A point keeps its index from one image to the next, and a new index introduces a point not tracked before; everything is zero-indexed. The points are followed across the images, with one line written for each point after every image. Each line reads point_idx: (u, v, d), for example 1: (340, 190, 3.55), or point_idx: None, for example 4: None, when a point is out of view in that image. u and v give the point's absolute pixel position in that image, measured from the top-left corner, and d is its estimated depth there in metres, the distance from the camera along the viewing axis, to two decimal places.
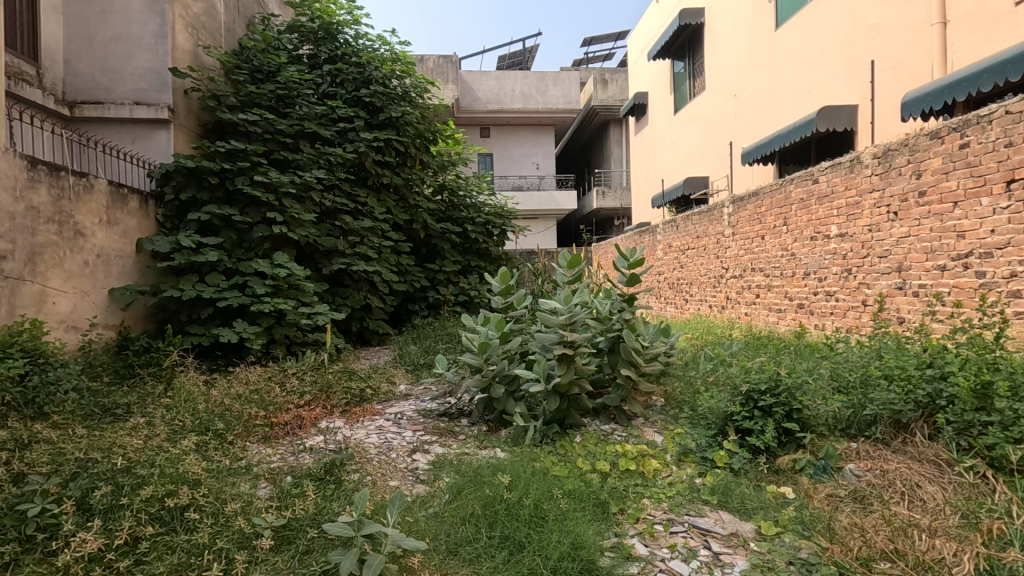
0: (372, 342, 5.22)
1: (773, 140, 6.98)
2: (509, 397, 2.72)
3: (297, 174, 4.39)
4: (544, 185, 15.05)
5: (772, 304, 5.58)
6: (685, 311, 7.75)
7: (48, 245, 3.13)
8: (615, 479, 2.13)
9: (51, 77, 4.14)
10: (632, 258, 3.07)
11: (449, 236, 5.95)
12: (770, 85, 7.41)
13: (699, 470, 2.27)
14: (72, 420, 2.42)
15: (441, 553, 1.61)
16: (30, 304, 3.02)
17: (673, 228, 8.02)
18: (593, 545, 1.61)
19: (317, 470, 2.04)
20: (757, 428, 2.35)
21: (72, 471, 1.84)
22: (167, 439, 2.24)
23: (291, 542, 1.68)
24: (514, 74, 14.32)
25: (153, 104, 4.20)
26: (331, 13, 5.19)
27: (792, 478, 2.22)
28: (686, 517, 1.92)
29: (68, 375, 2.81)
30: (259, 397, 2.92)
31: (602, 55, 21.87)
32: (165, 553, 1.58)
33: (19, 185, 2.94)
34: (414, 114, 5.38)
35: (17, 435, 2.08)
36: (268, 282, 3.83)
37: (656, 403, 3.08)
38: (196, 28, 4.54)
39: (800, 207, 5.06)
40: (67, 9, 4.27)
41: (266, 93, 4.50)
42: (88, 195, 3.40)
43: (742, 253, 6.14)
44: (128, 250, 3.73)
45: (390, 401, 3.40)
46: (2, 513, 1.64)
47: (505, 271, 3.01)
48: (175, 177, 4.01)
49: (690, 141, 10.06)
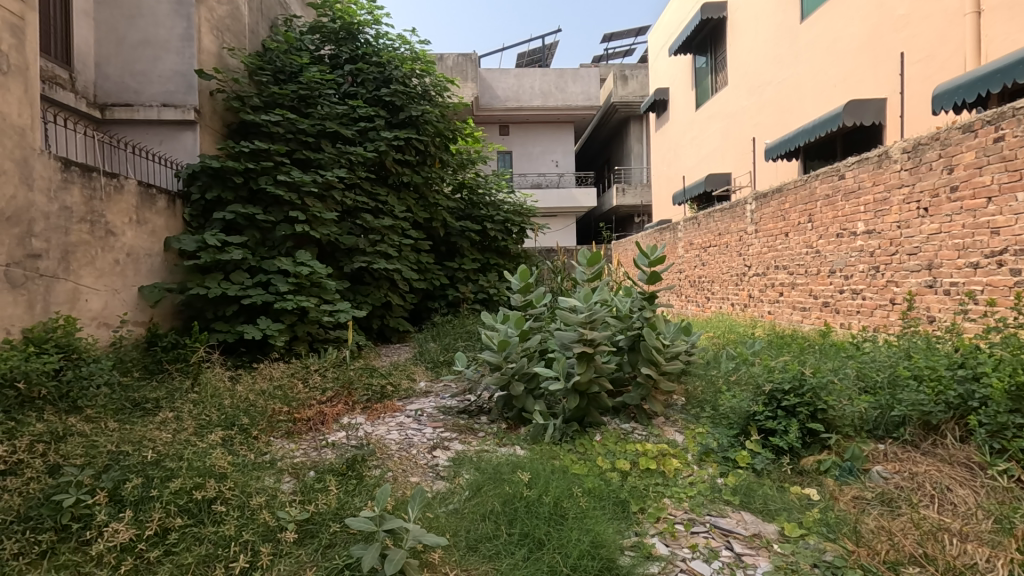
0: (392, 339, 5.28)
1: (798, 135, 6.85)
2: (528, 394, 2.73)
3: (319, 173, 4.45)
4: (564, 182, 14.98)
5: (796, 302, 5.48)
6: (707, 309, 7.67)
7: (81, 244, 3.22)
8: (635, 478, 2.12)
9: (82, 81, 4.26)
10: (653, 256, 3.04)
11: (468, 234, 5.97)
12: (794, 79, 7.27)
13: (721, 470, 2.23)
14: (104, 414, 2.50)
15: (460, 549, 1.62)
16: (64, 301, 3.11)
17: (694, 225, 7.92)
18: (613, 544, 1.60)
19: (340, 466, 2.07)
20: (780, 429, 2.31)
21: (104, 463, 1.90)
22: (195, 433, 2.30)
23: (314, 536, 1.70)
24: (533, 72, 14.31)
25: (180, 105, 4.29)
26: (352, 14, 5.25)
27: (817, 479, 2.18)
28: (708, 517, 1.90)
29: (101, 370, 2.89)
30: (282, 392, 2.97)
31: (621, 51, 21.64)
32: (193, 544, 1.62)
33: (53, 186, 3.03)
34: (433, 113, 5.41)
35: (53, 428, 2.15)
36: (291, 280, 3.90)
37: (676, 402, 3.04)
38: (220, 31, 4.63)
39: (826, 203, 4.96)
40: (98, 14, 4.39)
41: (289, 93, 4.57)
42: (119, 195, 3.49)
43: (765, 250, 6.04)
44: (156, 249, 3.83)
45: (411, 397, 3.43)
46: (39, 504, 1.71)
47: (525, 268, 3.00)
48: (201, 177, 4.11)
49: (712, 137, 9.93)
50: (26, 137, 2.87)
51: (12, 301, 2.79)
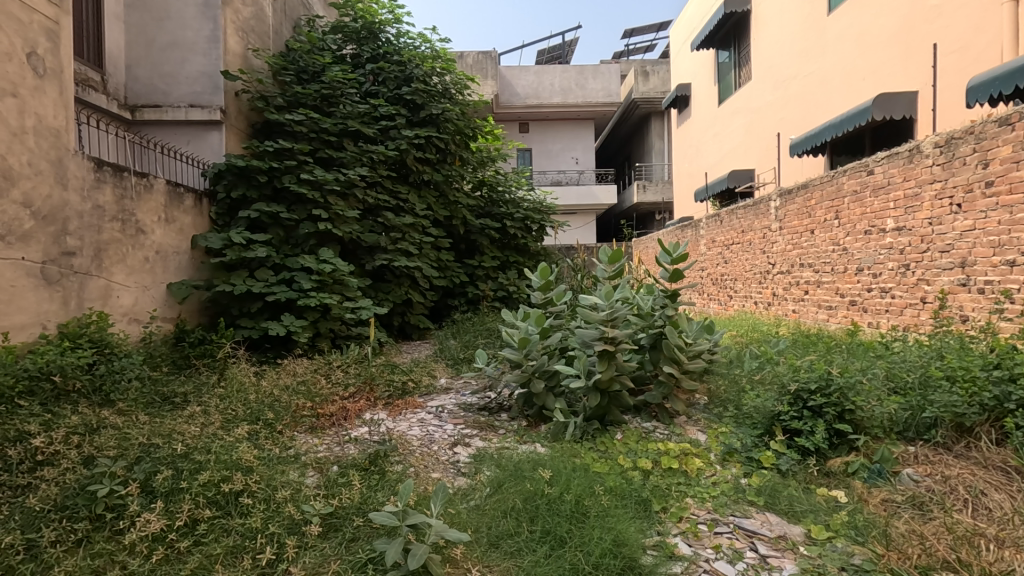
0: (413, 336, 5.32)
1: (825, 130, 6.71)
2: (549, 392, 2.73)
3: (342, 172, 4.50)
4: (583, 179, 14.89)
5: (822, 301, 5.38)
6: (729, 308, 7.56)
7: (112, 242, 3.30)
8: (657, 477, 2.10)
9: (114, 83, 4.38)
10: (675, 253, 3.00)
11: (488, 231, 5.97)
12: (821, 73, 7.11)
13: (744, 470, 2.20)
14: (135, 407, 2.57)
15: (482, 545, 1.63)
16: (97, 297, 3.20)
17: (717, 222, 7.81)
18: (635, 543, 1.59)
19: (362, 461, 2.10)
20: (807, 429, 2.27)
21: (137, 455, 1.96)
22: (222, 427, 2.35)
23: (338, 529, 1.72)
24: (553, 68, 14.27)
25: (206, 106, 4.37)
26: (373, 13, 5.29)
27: (844, 481, 2.13)
28: (732, 517, 1.87)
29: (132, 364, 2.97)
30: (306, 388, 3.02)
31: (642, 45, 21.39)
32: (221, 535, 1.66)
33: (86, 185, 3.11)
34: (454, 111, 5.43)
35: (87, 420, 2.22)
36: (314, 277, 3.96)
37: (699, 401, 3.00)
38: (245, 32, 4.71)
39: (854, 199, 4.84)
40: (128, 17, 4.50)
41: (312, 93, 4.62)
42: (148, 194, 3.58)
43: (790, 247, 5.93)
44: (184, 247, 3.92)
45: (431, 394, 3.46)
46: (75, 493, 1.77)
47: (545, 266, 3.01)
48: (227, 177, 4.19)
49: (735, 133, 9.78)
50: (61, 138, 2.96)
51: (48, 297, 2.88)
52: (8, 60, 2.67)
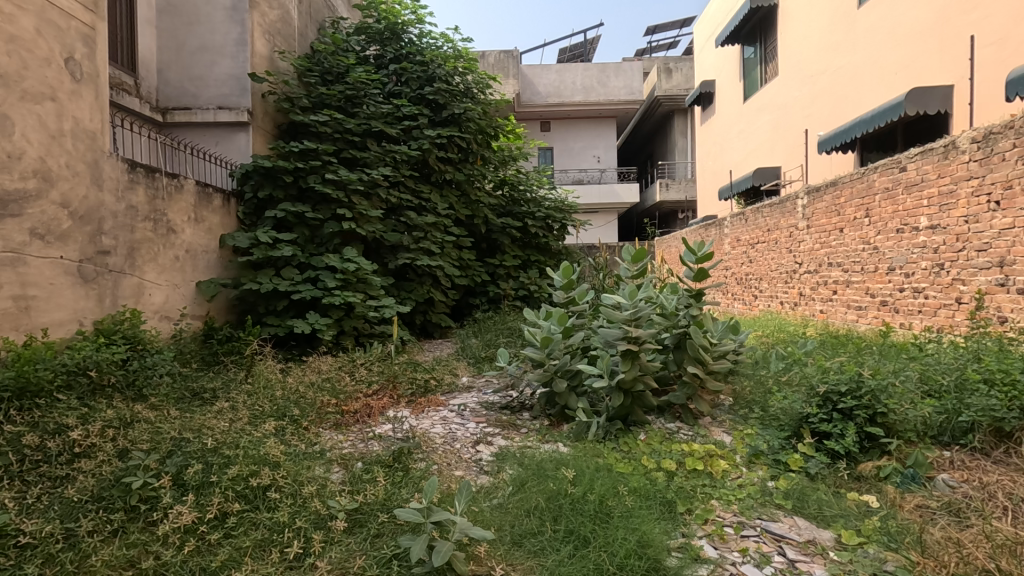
0: (434, 335, 5.36)
1: (856, 126, 6.57)
2: (571, 391, 2.72)
3: (365, 172, 4.54)
4: (605, 178, 14.79)
5: (851, 301, 5.26)
6: (754, 308, 7.44)
7: (145, 241, 3.40)
8: (681, 478, 2.08)
9: (146, 87, 4.50)
10: (700, 252, 2.96)
11: (510, 231, 5.99)
12: (851, 67, 6.95)
13: (771, 473, 2.16)
14: (167, 403, 2.64)
15: (506, 543, 1.63)
16: (130, 295, 3.29)
17: (742, 220, 7.69)
18: (660, 544, 1.58)
19: (387, 458, 2.13)
20: (836, 432, 2.22)
21: (169, 449, 2.01)
22: (249, 422, 2.40)
23: (362, 525, 1.74)
24: (575, 67, 14.23)
25: (234, 108, 4.46)
26: (396, 14, 5.34)
27: (876, 486, 2.07)
28: (758, 520, 1.84)
29: (163, 360, 3.05)
30: (330, 385, 3.07)
31: (665, 43, 21.21)
32: (250, 528, 1.69)
33: (120, 186, 3.20)
34: (476, 111, 5.45)
35: (121, 414, 2.30)
36: (338, 276, 4.02)
37: (724, 402, 2.96)
38: (272, 35, 4.80)
39: (885, 197, 4.72)
40: (160, 22, 4.61)
41: (336, 93, 4.68)
42: (178, 195, 3.67)
43: (817, 246, 5.81)
44: (212, 246, 4.02)
45: (453, 392, 3.48)
46: (111, 485, 1.82)
47: (568, 265, 3.01)
48: (254, 177, 4.27)
49: (761, 130, 9.61)
50: (96, 141, 3.04)
51: (84, 295, 2.96)
52: (47, 65, 2.76)
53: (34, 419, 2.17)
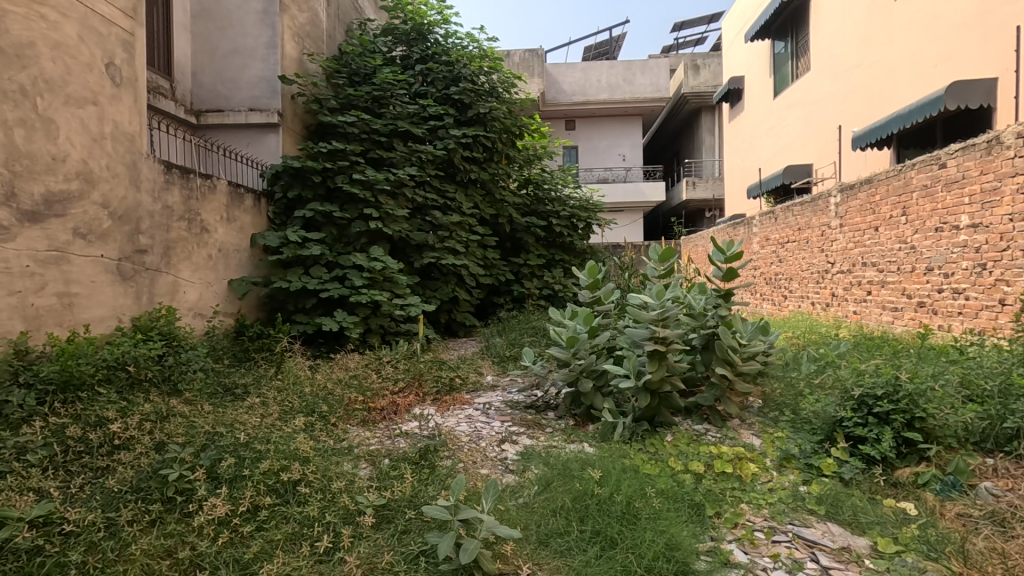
0: (459, 334, 5.39)
1: (892, 122, 6.40)
2: (597, 391, 2.71)
3: (392, 172, 4.59)
4: (631, 176, 14.65)
5: (886, 302, 5.10)
6: (784, 309, 7.28)
7: (180, 240, 3.49)
8: (710, 481, 2.04)
9: (181, 90, 4.63)
10: (729, 251, 2.90)
11: (534, 230, 6.00)
12: (886, 61, 6.75)
13: (803, 478, 2.11)
14: (200, 397, 2.72)
15: (532, 542, 1.64)
16: (165, 293, 3.39)
17: (771, 219, 7.53)
18: (689, 547, 1.56)
19: (413, 455, 2.15)
20: (872, 437, 2.15)
21: (203, 442, 2.07)
22: (279, 418, 2.45)
23: (390, 521, 1.76)
24: (600, 65, 14.13)
25: (265, 109, 4.55)
26: (422, 15, 5.38)
27: (914, 493, 2.01)
28: (790, 526, 1.80)
29: (197, 357, 3.13)
30: (357, 382, 3.11)
31: (692, 39, 20.92)
32: (281, 522, 1.73)
33: (157, 187, 3.30)
34: (501, 110, 5.46)
35: (158, 408, 2.37)
36: (365, 274, 4.08)
37: (753, 404, 2.91)
38: (301, 37, 4.89)
39: (923, 194, 4.57)
40: (195, 27, 4.74)
41: (364, 94, 4.74)
42: (211, 195, 3.76)
43: (851, 246, 5.66)
44: (244, 245, 4.11)
45: (478, 390, 3.49)
46: (149, 476, 1.89)
47: (593, 265, 2.99)
48: (284, 177, 4.36)
49: (792, 126, 9.39)
50: (135, 143, 3.14)
51: (123, 292, 3.07)
52: (89, 70, 2.86)
53: (77, 412, 2.26)
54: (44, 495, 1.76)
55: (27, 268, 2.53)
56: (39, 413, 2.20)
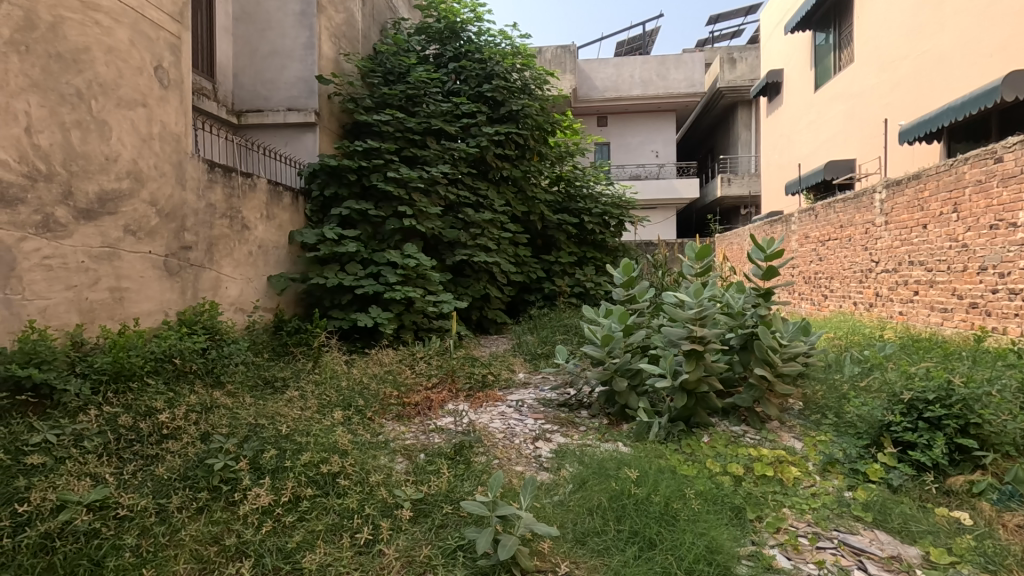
0: (490, 331, 5.40)
1: (942, 114, 6.14)
2: (632, 391, 2.69)
3: (425, 169, 4.63)
4: (664, 173, 14.41)
5: (934, 302, 4.90)
6: (824, 309, 7.07)
7: (222, 237, 3.60)
8: (750, 484, 2.00)
9: (223, 91, 4.77)
10: (769, 249, 2.83)
11: (565, 227, 6.00)
12: (936, 50, 6.48)
13: (848, 483, 2.05)
14: (242, 390, 2.81)
15: (568, 541, 1.63)
16: (209, 288, 3.50)
17: (811, 216, 7.31)
18: (730, 551, 1.53)
19: (449, 450, 2.17)
20: (922, 443, 2.08)
21: (246, 434, 2.13)
22: (318, 411, 2.51)
23: (427, 515, 1.78)
24: (633, 60, 13.95)
25: (302, 109, 4.65)
26: (455, 13, 5.41)
27: (968, 502, 1.92)
28: (835, 532, 1.75)
29: (238, 350, 3.23)
30: (392, 377, 3.16)
31: (728, 32, 20.44)
32: (322, 513, 1.77)
33: (201, 185, 3.41)
34: (533, 107, 5.45)
35: (202, 399, 2.46)
36: (399, 271, 4.12)
37: (793, 406, 2.83)
38: (337, 38, 4.98)
39: (977, 189, 4.36)
40: (236, 29, 4.87)
41: (398, 93, 4.78)
42: (252, 193, 3.87)
43: (896, 244, 5.46)
44: (282, 242, 4.22)
45: (510, 387, 3.50)
46: (196, 465, 1.96)
47: (628, 262, 2.96)
48: (320, 175, 4.45)
49: (833, 120, 9.10)
50: (181, 143, 3.25)
51: (169, 287, 3.18)
52: (139, 74, 2.96)
53: (128, 401, 2.36)
54: (100, 480, 1.84)
55: (82, 263, 2.65)
56: (94, 402, 2.29)
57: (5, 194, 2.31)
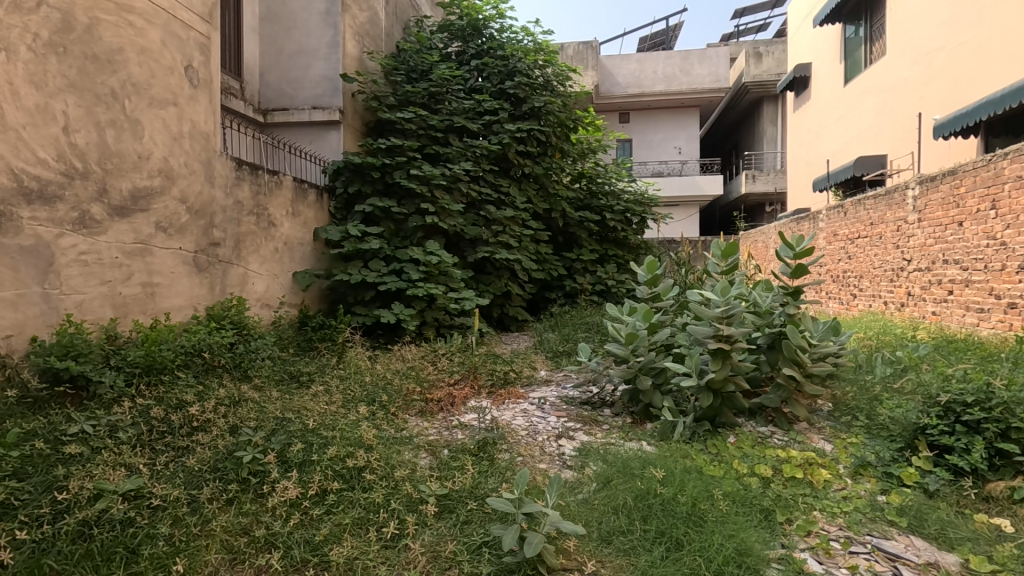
0: (511, 328, 5.40)
1: (979, 108, 5.95)
2: (656, 390, 2.67)
3: (447, 167, 4.64)
4: (686, 170, 14.24)
5: (970, 302, 4.76)
6: (853, 308, 6.91)
7: (249, 234, 3.66)
8: (779, 486, 1.96)
9: (249, 90, 4.84)
10: (799, 247, 2.77)
11: (587, 224, 5.96)
12: (974, 42, 6.27)
13: (881, 487, 2.00)
14: (268, 384, 2.85)
15: (594, 540, 1.62)
16: (236, 284, 3.56)
17: (840, 213, 7.15)
18: (760, 554, 1.51)
19: (472, 447, 2.17)
20: (960, 447, 2.01)
21: (273, 428, 2.17)
22: (344, 406, 2.54)
23: (451, 511, 1.78)
24: (656, 55, 13.79)
25: (327, 107, 4.70)
26: (478, 10, 5.40)
27: (1009, 509, 1.86)
28: (869, 537, 1.70)
29: (265, 345, 3.28)
30: (415, 373, 3.17)
31: (754, 26, 20.02)
32: (348, 507, 1.79)
33: (229, 182, 3.47)
34: (556, 103, 5.42)
35: (231, 393, 2.50)
36: (422, 268, 4.14)
37: (822, 407, 2.77)
38: (361, 36, 5.01)
39: (1017, 186, 4.21)
40: (262, 29, 4.94)
41: (421, 91, 4.80)
42: (278, 190, 3.92)
43: (930, 242, 5.31)
44: (307, 239, 4.27)
45: (532, 384, 3.50)
46: (225, 458, 1.99)
47: (653, 259, 2.93)
48: (344, 173, 4.49)
49: (864, 115, 8.88)
50: (210, 141, 3.31)
51: (199, 283, 3.24)
52: (171, 73, 3.03)
53: (159, 394, 2.41)
54: (134, 470, 1.88)
55: (116, 259, 2.71)
56: (128, 394, 2.35)
57: (44, 191, 2.39)
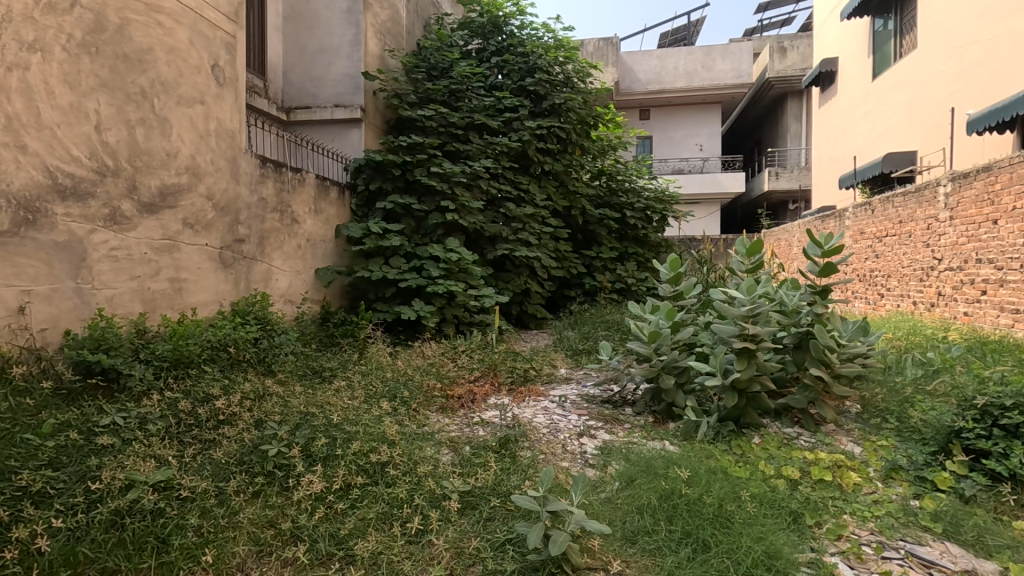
0: (530, 326, 5.39)
1: (1015, 102, 5.77)
2: (678, 389, 2.63)
3: (468, 164, 4.64)
4: (707, 167, 14.06)
5: (1005, 303, 4.62)
6: (880, 308, 6.76)
7: (273, 231, 3.71)
8: (808, 488, 1.92)
9: (273, 89, 4.90)
10: (827, 245, 2.71)
11: (607, 222, 5.92)
12: (1010, 34, 6.08)
13: (913, 491, 1.95)
14: (292, 378, 2.89)
15: (618, 539, 1.61)
16: (260, 280, 3.61)
17: (867, 211, 6.99)
18: (789, 557, 1.48)
19: (494, 444, 2.17)
20: (997, 451, 1.96)
21: (297, 422, 2.19)
22: (366, 401, 2.56)
23: (475, 507, 1.79)
24: (677, 51, 13.65)
25: (349, 105, 4.73)
26: (498, 7, 5.39)
27: None
28: (901, 542, 1.66)
29: (288, 340, 3.32)
30: (435, 370, 3.19)
31: (778, 20, 19.66)
32: (371, 501, 1.80)
33: (253, 179, 3.51)
34: (576, 100, 5.39)
35: (256, 387, 2.54)
36: (442, 265, 4.15)
37: (850, 409, 2.71)
38: (383, 34, 5.04)
39: None
40: (285, 27, 4.99)
41: (441, 88, 4.81)
42: (301, 188, 3.96)
43: (962, 240, 5.17)
44: (329, 235, 4.31)
45: (553, 382, 3.48)
46: (251, 451, 2.02)
47: (676, 257, 2.89)
48: (366, 170, 4.52)
49: (894, 110, 8.68)
50: (235, 139, 3.35)
51: (224, 279, 3.29)
52: (198, 72, 3.07)
53: (187, 387, 2.45)
54: (163, 462, 1.91)
55: (145, 255, 2.77)
56: (156, 387, 2.39)
57: (77, 188, 2.44)
